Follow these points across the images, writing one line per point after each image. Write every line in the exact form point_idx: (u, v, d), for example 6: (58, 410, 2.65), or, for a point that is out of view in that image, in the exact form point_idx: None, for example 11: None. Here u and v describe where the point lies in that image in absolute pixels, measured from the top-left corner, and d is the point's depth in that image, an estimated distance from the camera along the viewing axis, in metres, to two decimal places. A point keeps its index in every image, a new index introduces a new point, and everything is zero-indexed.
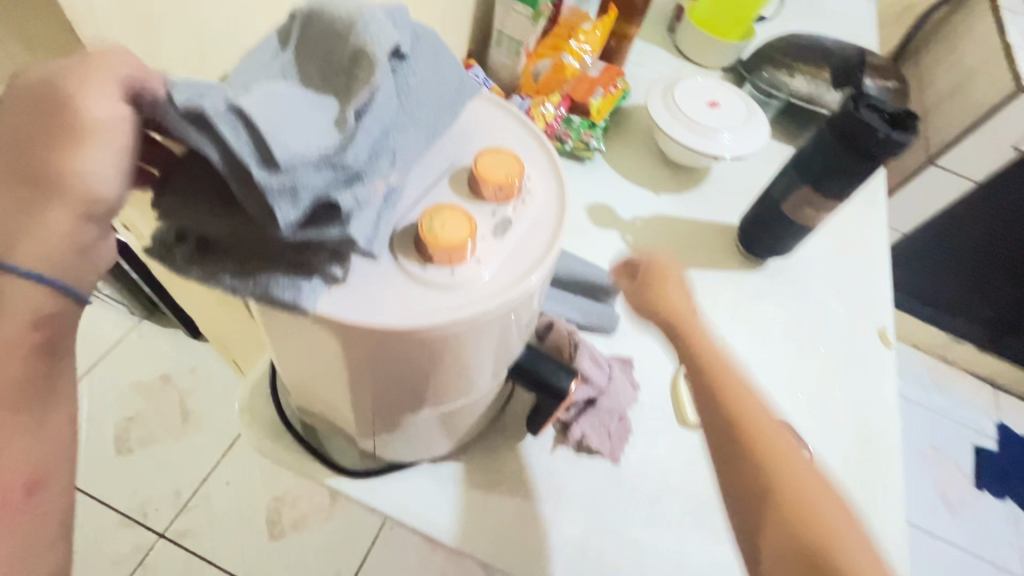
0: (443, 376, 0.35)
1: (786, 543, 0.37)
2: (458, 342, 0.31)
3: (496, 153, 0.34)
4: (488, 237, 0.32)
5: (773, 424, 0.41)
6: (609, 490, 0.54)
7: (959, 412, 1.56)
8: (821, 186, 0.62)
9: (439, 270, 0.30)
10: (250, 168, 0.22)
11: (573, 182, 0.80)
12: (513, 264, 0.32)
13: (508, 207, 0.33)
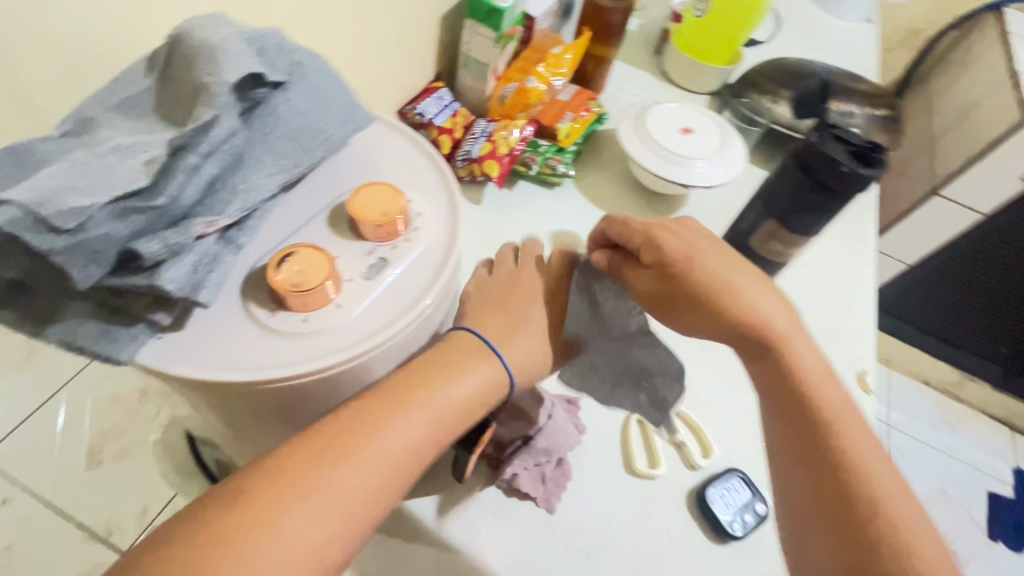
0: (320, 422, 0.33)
1: (844, 531, 0.36)
2: (321, 391, 0.29)
3: (379, 188, 0.32)
4: (357, 279, 0.30)
5: (843, 413, 0.40)
6: (541, 542, 0.50)
7: (972, 454, 1.47)
8: (787, 221, 0.59)
9: (292, 317, 0.28)
10: (31, 238, 0.21)
11: (540, 208, 0.77)
12: (384, 307, 0.29)
13: (387, 246, 0.31)
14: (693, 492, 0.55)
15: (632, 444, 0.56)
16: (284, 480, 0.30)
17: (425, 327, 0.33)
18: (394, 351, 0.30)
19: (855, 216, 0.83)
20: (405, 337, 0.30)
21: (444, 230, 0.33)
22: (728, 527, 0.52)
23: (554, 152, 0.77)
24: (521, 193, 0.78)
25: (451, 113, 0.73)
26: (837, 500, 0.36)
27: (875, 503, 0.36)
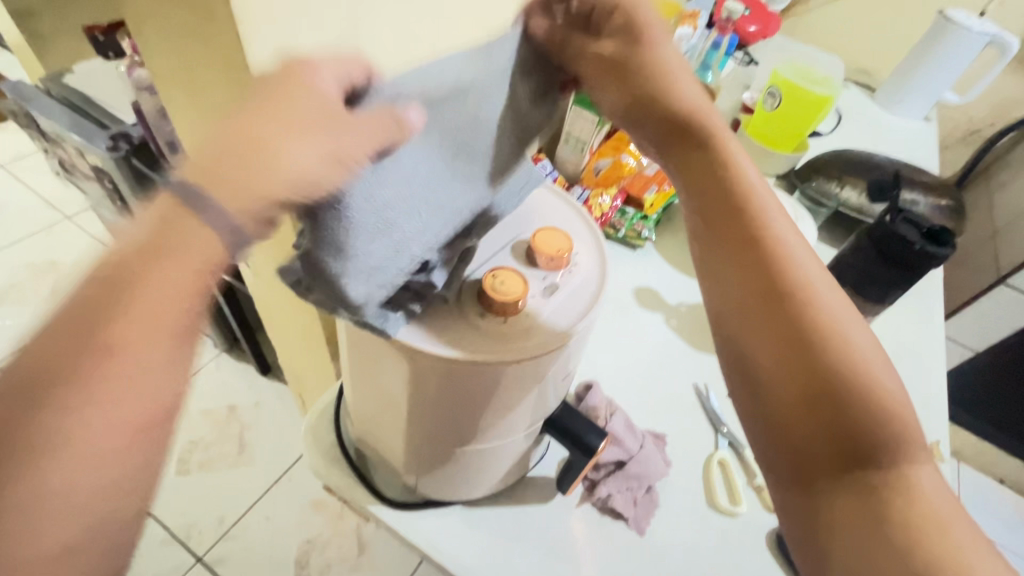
0: (487, 411, 0.42)
1: (817, 407, 0.31)
2: (508, 379, 0.39)
3: (551, 230, 0.41)
4: (537, 297, 0.39)
5: (823, 292, 0.34)
6: (632, 561, 0.54)
7: None
8: (862, 291, 0.67)
9: (495, 318, 0.37)
10: (383, 248, 0.32)
11: (624, 266, 0.86)
12: (553, 324, 0.38)
13: (557, 275, 0.40)
14: (773, 535, 0.58)
15: (715, 482, 0.61)
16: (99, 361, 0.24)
17: (573, 349, 0.42)
18: (553, 361, 0.39)
19: (924, 293, 0.87)
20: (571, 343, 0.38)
21: (597, 272, 0.41)
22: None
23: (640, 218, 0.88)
24: (607, 251, 0.88)
25: (553, 180, 0.85)
26: (798, 373, 0.31)
27: (840, 368, 0.31)
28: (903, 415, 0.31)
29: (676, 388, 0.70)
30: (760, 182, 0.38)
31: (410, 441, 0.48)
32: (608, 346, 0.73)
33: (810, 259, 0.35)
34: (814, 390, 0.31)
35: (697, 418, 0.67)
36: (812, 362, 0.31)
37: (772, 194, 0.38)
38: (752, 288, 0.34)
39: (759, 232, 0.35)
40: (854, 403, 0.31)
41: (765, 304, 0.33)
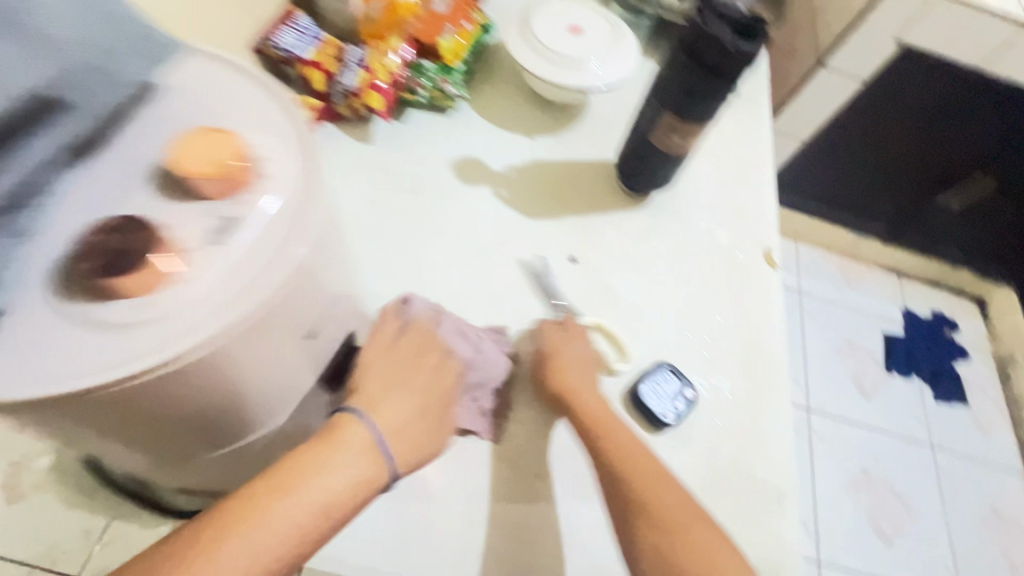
0: (215, 399, 0.33)
1: (661, 563, 0.44)
2: (213, 365, 0.31)
3: (200, 142, 0.31)
4: (203, 247, 0.30)
5: (654, 470, 0.48)
6: (489, 474, 0.52)
7: (869, 303, 1.67)
8: (684, 111, 0.58)
9: (134, 301, 0.28)
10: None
11: (436, 136, 0.72)
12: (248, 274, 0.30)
13: (227, 203, 0.31)
14: (625, 392, 0.58)
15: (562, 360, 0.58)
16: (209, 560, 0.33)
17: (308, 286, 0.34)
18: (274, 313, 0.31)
19: (749, 98, 0.84)
20: (274, 293, 0.30)
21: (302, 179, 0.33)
22: (660, 418, 0.56)
23: (440, 73, 0.70)
24: (412, 123, 0.72)
25: (316, 41, 0.65)
26: (658, 551, 0.44)
27: (673, 534, 0.44)
28: (732, 566, 0.44)
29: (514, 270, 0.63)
30: (640, 451, 0.49)
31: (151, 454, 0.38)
32: (430, 248, 0.63)
33: (658, 469, 0.48)
34: (663, 554, 0.44)
35: (539, 299, 0.62)
36: (647, 521, 0.45)
37: (666, 482, 0.47)
38: (620, 488, 0.47)
39: (609, 451, 0.49)
40: (649, 486, 0.47)
41: (630, 502, 0.47)
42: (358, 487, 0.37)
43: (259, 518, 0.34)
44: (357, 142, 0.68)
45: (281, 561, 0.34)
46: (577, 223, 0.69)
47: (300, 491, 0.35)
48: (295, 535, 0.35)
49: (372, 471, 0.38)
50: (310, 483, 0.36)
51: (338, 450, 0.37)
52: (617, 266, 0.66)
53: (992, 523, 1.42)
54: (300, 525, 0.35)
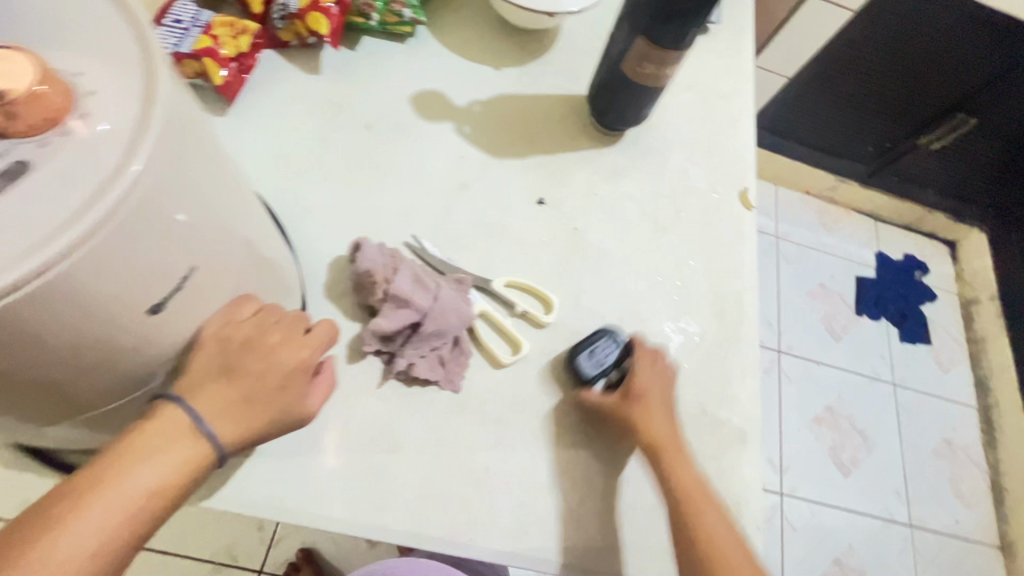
0: (72, 361, 0.28)
1: None
2: (45, 320, 0.24)
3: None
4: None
5: (714, 521, 0.47)
6: (451, 420, 0.50)
7: (844, 248, 1.68)
8: (655, 36, 0.53)
9: None
10: None
11: (393, 66, 0.65)
12: (68, 200, 0.23)
13: (32, 138, 0.24)
14: (562, 355, 0.54)
15: (507, 325, 0.54)
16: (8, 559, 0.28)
17: (167, 230, 0.27)
18: (113, 251, 0.25)
19: (732, 28, 0.79)
20: (106, 224, 0.24)
21: (138, 83, 0.26)
22: (586, 385, 0.52)
23: None
24: (366, 52, 0.65)
25: None
26: None
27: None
28: None
29: (479, 212, 0.60)
30: (710, 496, 0.48)
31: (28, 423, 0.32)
32: (387, 187, 0.59)
33: (722, 522, 0.47)
34: None
35: (506, 243, 0.59)
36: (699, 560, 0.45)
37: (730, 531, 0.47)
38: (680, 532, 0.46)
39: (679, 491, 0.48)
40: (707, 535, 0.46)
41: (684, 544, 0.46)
42: (191, 466, 0.33)
43: (76, 509, 0.30)
44: (305, 73, 0.62)
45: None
46: (544, 161, 0.65)
47: (111, 492, 0.31)
48: (112, 540, 0.30)
49: (194, 453, 0.33)
50: (120, 481, 0.31)
51: (147, 440, 0.32)
52: (588, 208, 0.63)
53: (944, 455, 1.51)
54: (118, 525, 0.31)
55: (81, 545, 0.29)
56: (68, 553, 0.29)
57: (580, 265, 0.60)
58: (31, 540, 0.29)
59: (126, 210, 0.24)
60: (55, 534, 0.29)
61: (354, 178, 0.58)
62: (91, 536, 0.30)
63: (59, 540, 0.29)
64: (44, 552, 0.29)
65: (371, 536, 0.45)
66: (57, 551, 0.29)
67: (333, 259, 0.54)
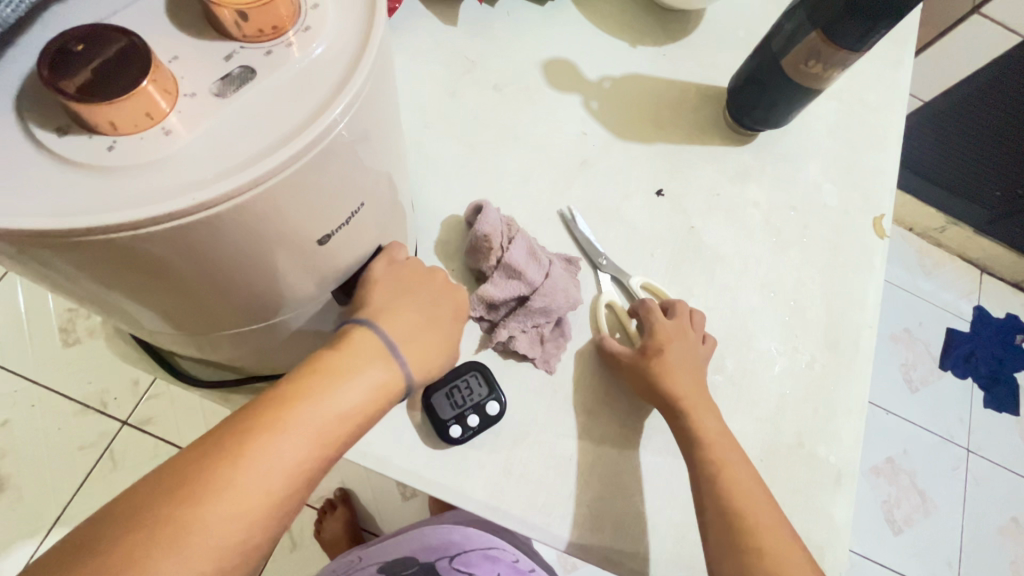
0: (230, 280, 0.27)
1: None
2: (216, 243, 0.24)
3: None
4: (203, 96, 0.22)
5: (764, 508, 0.44)
6: (542, 401, 0.49)
7: (941, 295, 1.55)
8: (835, 33, 0.48)
9: (97, 145, 0.21)
10: None
11: (527, 30, 0.63)
12: (278, 121, 0.22)
13: (256, 50, 0.23)
14: (421, 389, 0.47)
15: (630, 321, 0.53)
16: (229, 458, 0.30)
17: (341, 173, 0.26)
18: (294, 187, 0.23)
19: (893, 37, 0.71)
20: (295, 165, 0.22)
21: (358, 11, 0.24)
22: (447, 431, 0.45)
23: None
24: (504, 10, 0.63)
25: None
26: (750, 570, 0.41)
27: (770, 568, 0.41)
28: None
29: (595, 194, 0.57)
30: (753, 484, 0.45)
31: (171, 327, 0.32)
32: (508, 153, 0.57)
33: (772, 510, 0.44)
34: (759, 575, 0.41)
35: (618, 230, 0.57)
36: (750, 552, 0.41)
37: (780, 517, 0.44)
38: (733, 520, 0.43)
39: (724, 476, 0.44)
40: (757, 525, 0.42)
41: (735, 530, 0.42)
42: (383, 391, 0.36)
43: (288, 421, 0.32)
44: (441, 24, 0.61)
45: (295, 489, 0.32)
46: (668, 151, 0.61)
47: (318, 410, 0.33)
48: (311, 453, 0.32)
49: (385, 382, 0.36)
50: (325, 401, 0.33)
51: (345, 365, 0.34)
52: (707, 207, 0.59)
53: (1009, 535, 1.39)
54: (319, 442, 0.33)
55: (293, 454, 0.31)
56: (283, 460, 0.31)
57: (692, 266, 0.57)
58: (248, 444, 0.30)
59: (315, 154, 0.23)
60: (273, 440, 0.31)
61: (475, 139, 0.57)
62: (302, 446, 0.32)
63: (275, 447, 0.31)
64: (263, 458, 0.30)
65: (448, 498, 0.46)
66: (273, 459, 0.31)
67: (446, 219, 0.53)
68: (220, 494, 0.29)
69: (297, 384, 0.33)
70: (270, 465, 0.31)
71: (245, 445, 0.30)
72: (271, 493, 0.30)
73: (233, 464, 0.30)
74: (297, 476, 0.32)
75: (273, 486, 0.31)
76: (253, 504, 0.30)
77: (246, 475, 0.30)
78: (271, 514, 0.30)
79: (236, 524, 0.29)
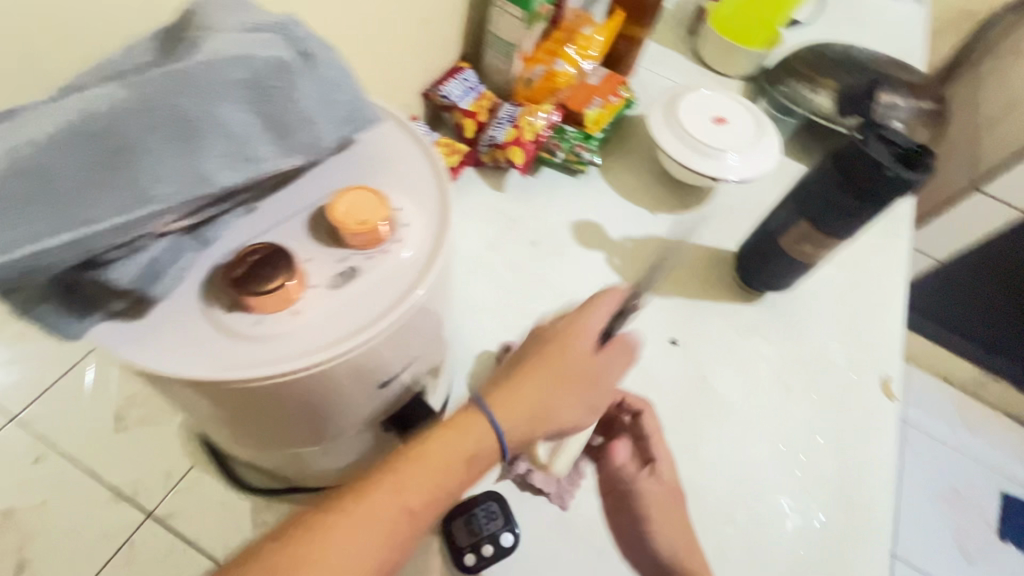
0: (313, 412, 0.35)
1: None
2: (313, 387, 0.32)
3: (361, 194, 0.33)
4: (322, 287, 0.32)
5: None
6: (553, 536, 0.52)
7: (990, 454, 1.46)
8: (822, 222, 0.57)
9: (246, 320, 0.30)
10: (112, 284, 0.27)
11: (561, 197, 0.75)
12: (372, 307, 0.32)
13: (364, 253, 0.33)
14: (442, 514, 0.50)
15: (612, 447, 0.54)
16: (364, 488, 0.44)
17: (410, 334, 0.35)
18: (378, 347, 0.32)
19: (890, 213, 0.80)
20: (380, 335, 0.31)
21: (432, 227, 0.35)
22: (461, 559, 0.48)
23: (580, 141, 0.75)
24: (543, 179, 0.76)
25: (476, 96, 0.73)
26: None
27: None
28: None
29: (614, 339, 0.64)
30: None
31: (250, 442, 0.40)
32: (537, 297, 0.66)
33: None
34: None
35: (633, 374, 0.62)
36: None
37: None
38: None
39: None
40: None
41: None
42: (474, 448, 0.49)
43: (408, 464, 0.46)
44: (491, 188, 0.74)
45: (409, 509, 0.45)
46: (682, 304, 0.69)
47: (428, 457, 0.46)
48: (418, 490, 0.45)
49: (476, 439, 0.49)
50: (437, 446, 0.47)
51: (452, 428, 0.49)
52: (718, 359, 0.65)
53: None
54: (427, 482, 0.46)
55: (407, 490, 0.45)
56: (402, 494, 0.44)
57: (703, 413, 0.61)
58: (378, 482, 0.45)
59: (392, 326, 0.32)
60: (395, 480, 0.45)
61: (511, 284, 0.66)
62: (418, 481, 0.45)
63: (397, 483, 0.45)
64: (387, 490, 0.44)
65: None
66: (388, 491, 0.44)
67: (479, 354, 0.61)
68: (354, 511, 0.43)
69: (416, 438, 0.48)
70: (391, 499, 0.44)
71: (379, 481, 0.45)
72: (390, 517, 0.44)
73: (367, 493, 0.44)
74: (408, 507, 0.45)
75: (391, 515, 0.44)
76: (371, 532, 0.43)
77: (372, 499, 0.44)
78: (384, 531, 0.43)
79: (359, 538, 0.42)
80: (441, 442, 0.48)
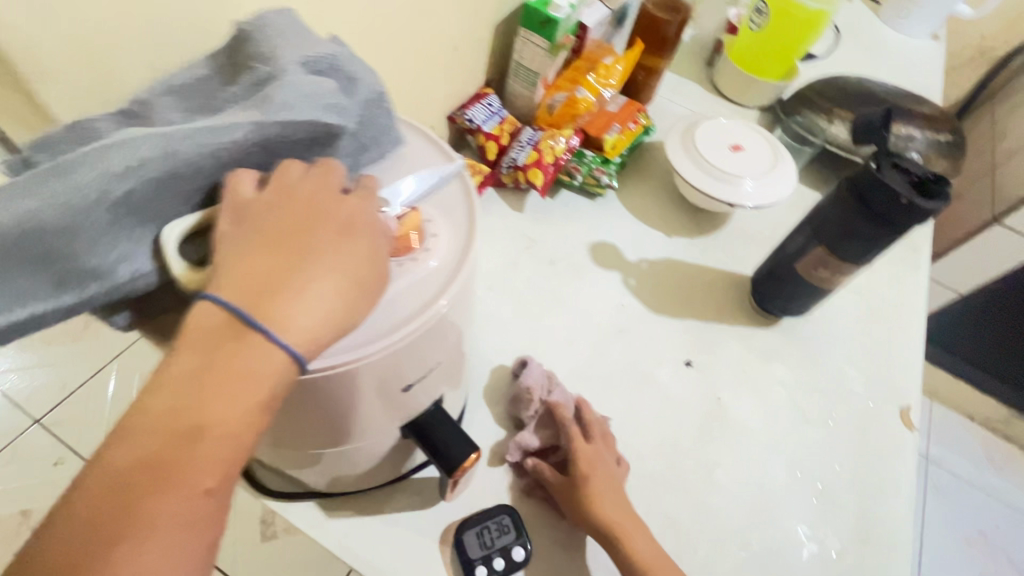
0: (336, 413, 0.36)
1: None
2: (339, 389, 0.33)
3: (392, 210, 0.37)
4: None
5: None
6: (565, 554, 0.51)
7: (1018, 497, 1.40)
8: (839, 248, 0.57)
9: None
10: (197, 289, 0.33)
11: (580, 218, 0.77)
12: (396, 312, 0.33)
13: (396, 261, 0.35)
14: (455, 524, 0.50)
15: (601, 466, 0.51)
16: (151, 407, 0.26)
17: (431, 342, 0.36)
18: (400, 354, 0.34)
19: (908, 243, 0.80)
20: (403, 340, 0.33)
21: (458, 240, 0.37)
22: (472, 570, 0.47)
23: (599, 164, 0.77)
24: (561, 201, 0.78)
25: (500, 120, 0.76)
26: None
27: None
28: None
29: (630, 359, 0.65)
30: None
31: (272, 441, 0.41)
32: (554, 315, 0.67)
33: None
34: None
35: (649, 394, 0.62)
36: None
37: None
38: None
39: None
40: None
41: None
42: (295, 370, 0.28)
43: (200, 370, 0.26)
44: (511, 208, 0.76)
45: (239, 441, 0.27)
46: (698, 326, 0.69)
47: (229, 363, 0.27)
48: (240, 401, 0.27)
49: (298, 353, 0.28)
50: (235, 358, 0.27)
51: (247, 359, 0.27)
52: (734, 382, 0.65)
53: None
54: (220, 397, 0.26)
55: (214, 392, 0.26)
56: (216, 404, 0.26)
57: (719, 436, 0.60)
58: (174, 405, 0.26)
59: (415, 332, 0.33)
60: (214, 394, 0.26)
61: (529, 302, 0.67)
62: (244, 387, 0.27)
63: (192, 385, 0.26)
64: (183, 401, 0.26)
65: None
66: (166, 388, 0.26)
67: (498, 370, 0.62)
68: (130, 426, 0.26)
69: (188, 361, 0.26)
70: (208, 415, 0.26)
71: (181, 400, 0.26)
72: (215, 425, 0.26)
73: (135, 420, 0.26)
74: (208, 419, 0.26)
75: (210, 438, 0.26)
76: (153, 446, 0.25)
77: (144, 408, 0.26)
78: (176, 438, 0.26)
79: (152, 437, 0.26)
80: (234, 338, 0.27)
